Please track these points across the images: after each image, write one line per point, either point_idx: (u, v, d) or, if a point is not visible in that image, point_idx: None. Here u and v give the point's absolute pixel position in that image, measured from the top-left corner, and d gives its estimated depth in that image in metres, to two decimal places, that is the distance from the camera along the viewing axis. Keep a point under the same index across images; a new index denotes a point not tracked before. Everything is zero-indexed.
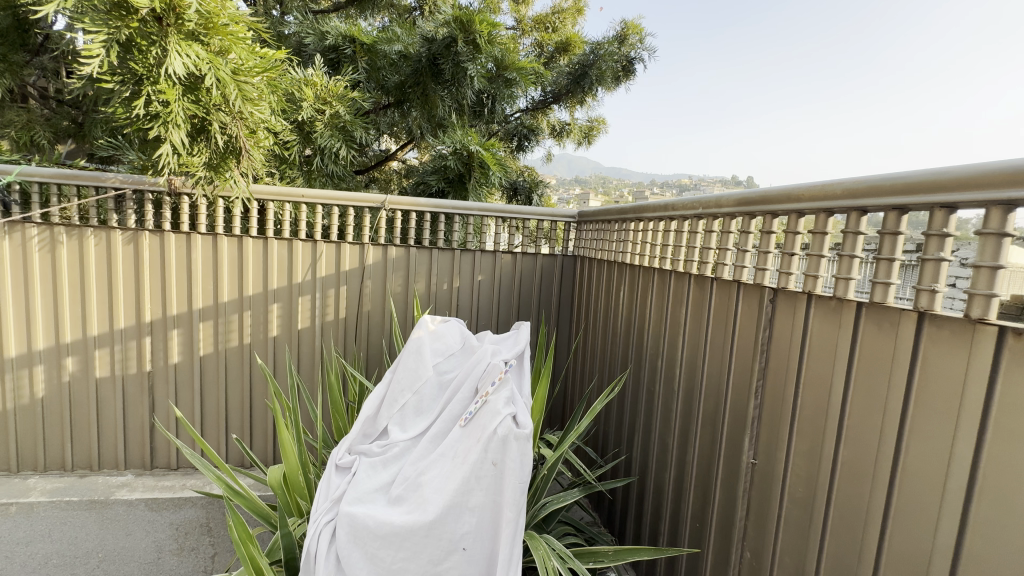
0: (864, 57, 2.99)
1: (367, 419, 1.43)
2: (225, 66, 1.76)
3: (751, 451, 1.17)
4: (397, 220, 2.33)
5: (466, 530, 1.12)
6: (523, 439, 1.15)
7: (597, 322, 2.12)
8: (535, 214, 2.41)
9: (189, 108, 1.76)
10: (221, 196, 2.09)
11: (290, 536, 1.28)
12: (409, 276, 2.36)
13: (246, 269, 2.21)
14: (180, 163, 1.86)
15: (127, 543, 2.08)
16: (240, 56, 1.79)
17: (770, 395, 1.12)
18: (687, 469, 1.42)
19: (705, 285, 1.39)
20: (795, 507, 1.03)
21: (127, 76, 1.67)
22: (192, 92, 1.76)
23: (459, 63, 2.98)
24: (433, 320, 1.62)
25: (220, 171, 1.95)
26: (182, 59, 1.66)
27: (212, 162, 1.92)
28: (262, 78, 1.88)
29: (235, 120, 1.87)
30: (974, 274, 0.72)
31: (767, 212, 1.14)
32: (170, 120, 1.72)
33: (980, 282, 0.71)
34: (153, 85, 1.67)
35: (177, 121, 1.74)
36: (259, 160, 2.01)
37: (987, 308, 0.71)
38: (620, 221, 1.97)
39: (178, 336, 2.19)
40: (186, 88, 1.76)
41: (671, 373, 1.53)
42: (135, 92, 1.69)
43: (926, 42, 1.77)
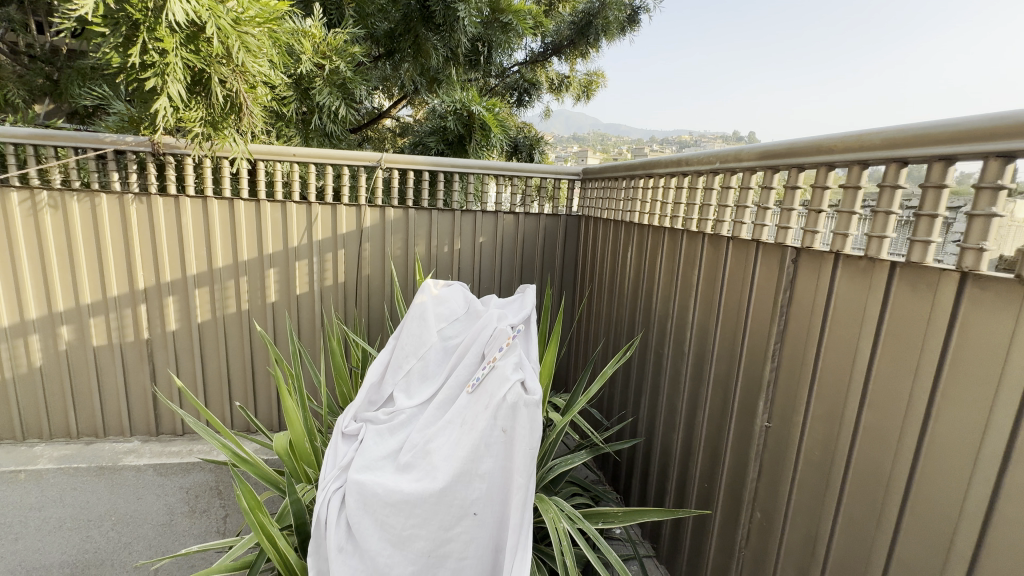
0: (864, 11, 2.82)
1: (371, 386, 1.40)
2: (225, 14, 1.61)
3: (765, 414, 1.15)
4: (394, 179, 2.24)
5: (477, 496, 1.10)
6: (533, 406, 1.12)
7: (603, 284, 2.07)
8: (537, 170, 2.31)
9: (187, 58, 1.63)
10: (218, 156, 2.00)
11: (299, 502, 1.27)
12: (410, 239, 2.29)
13: (240, 233, 2.13)
14: (177, 118, 1.75)
15: (139, 506, 2.12)
16: (240, 3, 1.63)
17: (788, 358, 1.09)
18: (697, 431, 1.41)
19: (719, 246, 1.33)
20: (808, 469, 1.02)
21: (121, 20, 1.52)
22: (192, 42, 1.62)
23: (451, 5, 2.74)
24: (436, 284, 1.55)
25: (219, 128, 1.83)
26: (182, 5, 1.51)
27: (211, 118, 1.80)
28: (264, 29, 1.73)
29: (235, 73, 1.74)
30: None
31: (793, 166, 1.06)
32: (168, 72, 1.60)
33: None
34: (150, 31, 1.54)
35: (176, 72, 1.62)
36: (260, 118, 1.90)
37: None
38: (628, 179, 1.87)
39: (174, 303, 2.14)
40: (187, 37, 1.62)
41: (680, 336, 1.50)
42: (128, 38, 1.55)
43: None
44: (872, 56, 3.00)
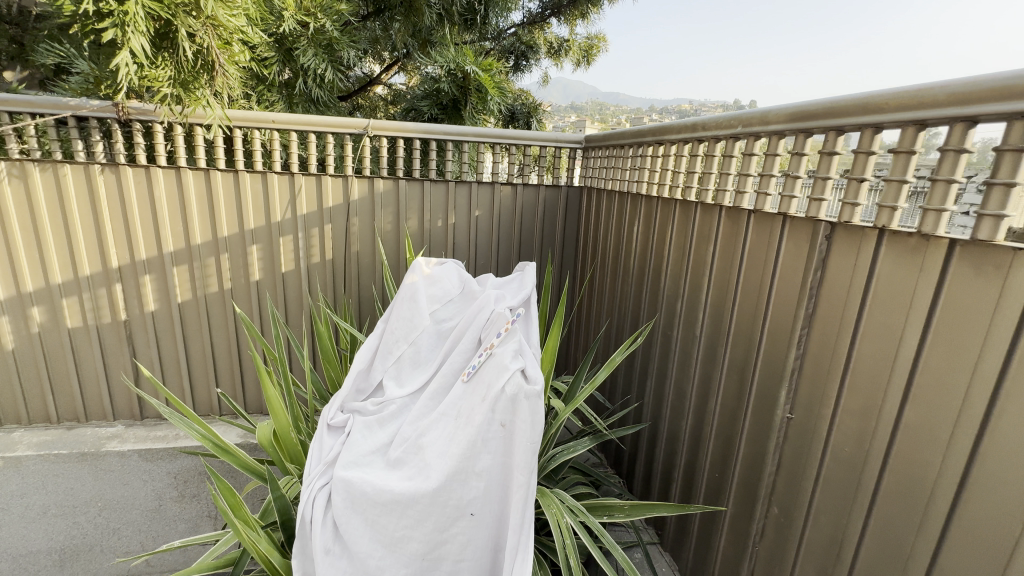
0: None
1: (359, 374, 1.30)
2: None
3: (788, 405, 1.05)
4: (383, 148, 2.08)
5: (474, 495, 1.02)
6: (534, 398, 1.02)
7: (607, 260, 1.95)
8: (537, 137, 2.15)
9: (150, 7, 1.41)
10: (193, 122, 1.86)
11: (283, 497, 1.19)
12: (401, 213, 2.15)
13: (218, 207, 1.98)
14: (141, 77, 1.56)
15: (126, 491, 2.05)
16: None
17: (816, 346, 0.98)
18: (708, 419, 1.33)
19: (738, 220, 1.21)
20: (836, 466, 0.94)
21: None
22: None
23: None
24: (428, 262, 1.43)
25: (190, 89, 1.65)
26: None
27: (180, 78, 1.61)
28: None
29: (206, 26, 1.54)
30: None
31: (833, 128, 0.93)
32: (128, 23, 1.39)
33: None
34: None
35: (137, 23, 1.40)
36: (236, 79, 1.72)
37: None
38: (636, 146, 1.72)
39: (151, 282, 2.02)
40: None
41: (692, 318, 1.40)
42: None
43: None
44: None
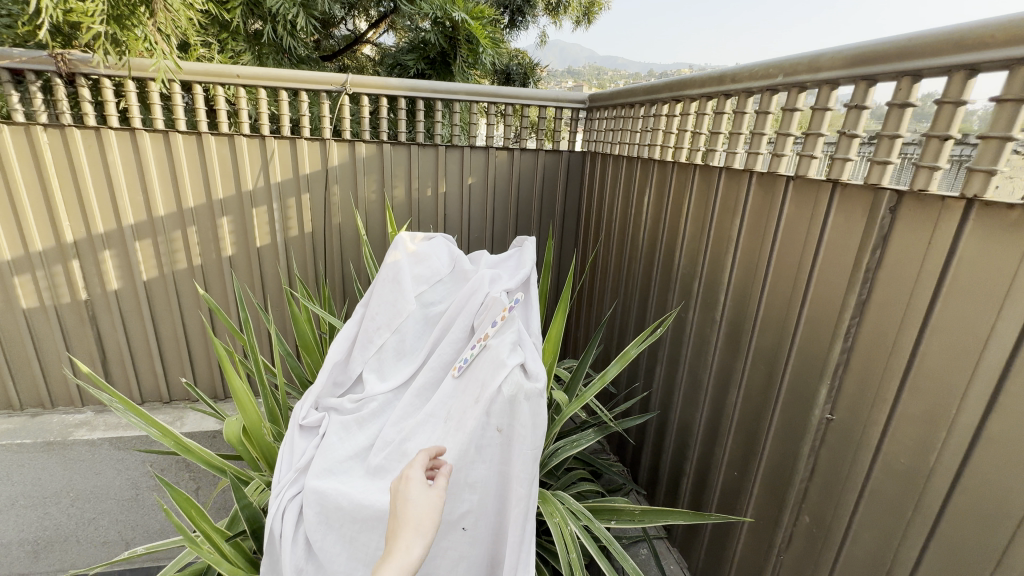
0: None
1: (336, 366, 1.14)
2: None
3: (828, 405, 0.91)
4: (364, 108, 1.87)
5: (466, 509, 0.88)
6: (535, 398, 0.87)
7: (612, 232, 1.77)
8: (536, 96, 1.94)
9: None
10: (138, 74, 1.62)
11: (253, 505, 1.05)
12: (386, 180, 1.96)
13: (180, 174, 1.78)
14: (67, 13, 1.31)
15: (100, 481, 1.93)
16: None
17: (869, 340, 0.83)
18: (728, 412, 1.20)
19: (772, 189, 1.03)
20: (888, 478, 0.81)
21: None
22: None
23: None
24: (413, 238, 1.25)
25: (129, 28, 1.41)
26: None
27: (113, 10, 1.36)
28: None
29: None
30: None
31: (909, 72, 0.74)
32: None
33: None
34: None
35: None
36: (182, 15, 1.48)
37: None
38: (648, 105, 1.52)
39: (112, 258, 1.84)
40: None
41: (711, 301, 1.24)
42: None
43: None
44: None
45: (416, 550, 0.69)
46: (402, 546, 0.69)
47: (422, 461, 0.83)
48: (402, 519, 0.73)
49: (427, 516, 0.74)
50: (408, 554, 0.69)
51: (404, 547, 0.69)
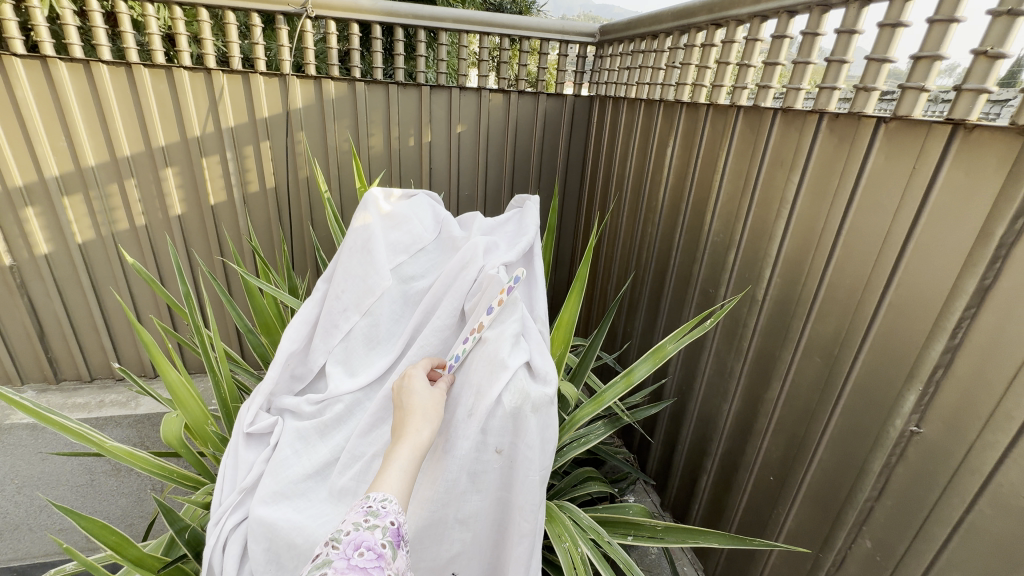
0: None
1: (293, 356, 0.91)
2: None
3: (915, 415, 0.72)
4: (330, 37, 1.55)
5: (455, 550, 0.68)
6: (546, 409, 0.67)
7: (625, 191, 1.53)
8: (535, 26, 1.63)
9: None
10: None
11: (191, 526, 0.87)
12: (361, 127, 1.67)
13: (110, 115, 1.48)
14: None
15: (48, 466, 1.73)
16: None
17: (988, 340, 0.63)
18: (767, 409, 1.01)
19: (854, 136, 0.79)
20: (1001, 516, 0.63)
21: None
22: None
23: None
24: (389, 196, 1.00)
25: None
26: None
27: None
28: None
29: None
30: None
31: None
32: None
33: None
34: None
35: None
36: None
37: None
38: (677, 34, 1.23)
39: (38, 217, 1.56)
40: None
41: (751, 277, 1.03)
42: None
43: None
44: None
45: (426, 433, 0.62)
46: (411, 430, 0.62)
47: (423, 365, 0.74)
48: (407, 410, 0.65)
49: (436, 404, 0.66)
50: (419, 436, 0.61)
51: (412, 430, 0.62)
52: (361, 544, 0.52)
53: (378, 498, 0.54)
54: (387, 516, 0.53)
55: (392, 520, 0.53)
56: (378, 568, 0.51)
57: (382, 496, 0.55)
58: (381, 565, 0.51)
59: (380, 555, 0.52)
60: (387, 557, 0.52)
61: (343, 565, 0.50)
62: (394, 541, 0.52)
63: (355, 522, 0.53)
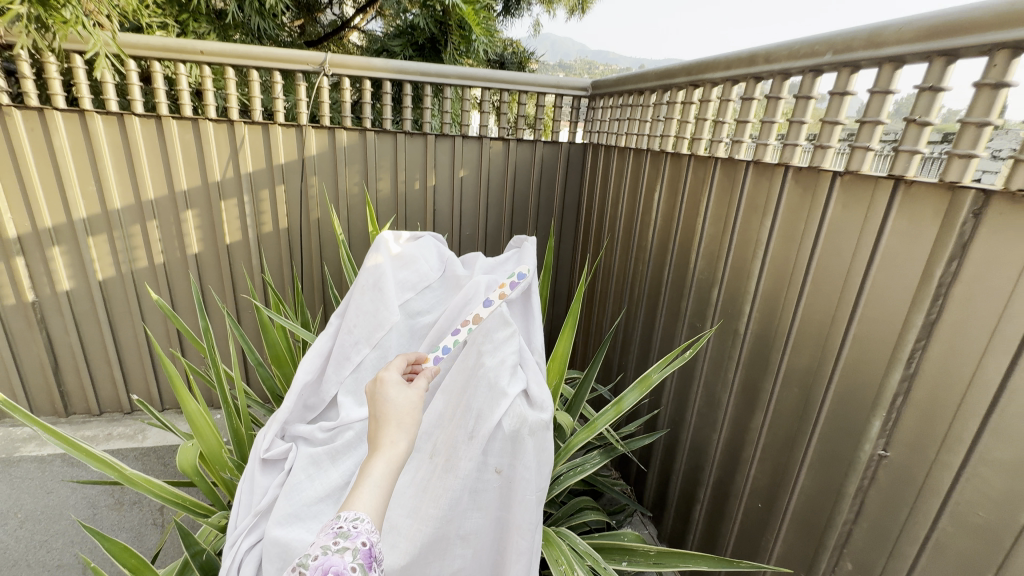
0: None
1: (306, 387, 0.97)
2: None
3: (881, 440, 0.78)
4: (345, 92, 1.69)
5: (459, 567, 0.74)
6: (541, 432, 0.73)
7: (617, 231, 1.62)
8: (533, 82, 1.77)
9: None
10: (68, 49, 1.41)
11: (206, 551, 0.91)
12: (369, 172, 1.79)
13: (138, 162, 1.60)
14: None
15: (52, 500, 1.75)
16: None
17: (937, 368, 0.70)
18: (753, 438, 1.06)
19: (815, 187, 0.89)
20: (962, 533, 0.68)
21: None
22: None
23: None
24: (398, 238, 1.08)
25: (54, 6, 1.19)
26: None
27: None
28: None
29: None
30: None
31: (1009, 43, 0.59)
32: None
33: None
34: None
35: None
36: None
37: None
38: (660, 92, 1.36)
39: (63, 255, 1.65)
40: None
41: (733, 311, 1.11)
42: None
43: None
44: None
45: (403, 443, 0.61)
46: (387, 441, 0.60)
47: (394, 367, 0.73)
48: (381, 419, 0.64)
49: (410, 409, 0.65)
50: (395, 447, 0.60)
51: (388, 441, 0.60)
52: (329, 570, 0.51)
53: (349, 518, 0.53)
54: (357, 538, 0.52)
55: (363, 541, 0.52)
56: None
57: (354, 516, 0.53)
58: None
59: None
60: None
61: None
62: (365, 563, 0.51)
63: (325, 545, 0.52)
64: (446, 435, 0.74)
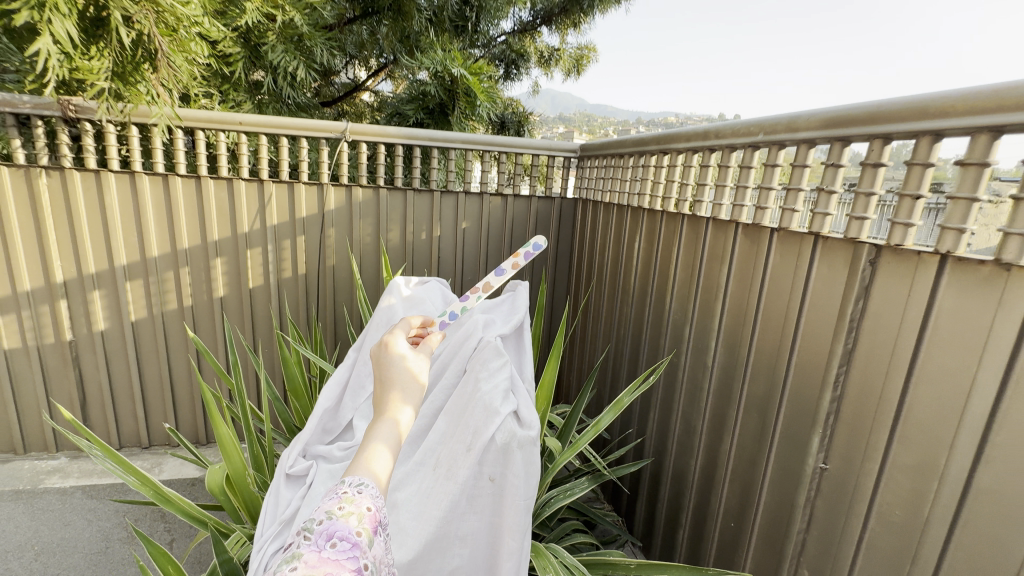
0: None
1: (326, 413, 1.10)
2: None
3: (821, 454, 0.91)
4: (362, 154, 1.92)
5: (456, 565, 0.86)
6: (529, 446, 0.86)
7: (604, 277, 1.80)
8: (528, 145, 2.01)
9: None
10: (132, 120, 1.65)
11: (233, 560, 1.01)
12: (381, 224, 1.99)
13: (177, 215, 1.80)
14: (72, 68, 1.33)
15: (67, 533, 1.81)
16: None
17: (855, 390, 0.85)
18: (723, 460, 1.18)
19: (759, 241, 1.07)
20: (885, 531, 0.80)
21: None
22: None
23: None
24: (408, 283, 1.24)
25: (131, 83, 1.42)
26: None
27: (118, 68, 1.38)
28: None
29: (144, 9, 1.30)
30: None
31: (880, 135, 0.79)
32: None
33: None
34: None
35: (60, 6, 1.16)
36: (185, 71, 1.47)
37: None
38: (638, 156, 1.58)
39: (101, 298, 1.82)
40: None
41: (702, 346, 1.26)
42: None
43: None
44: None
45: (407, 409, 0.72)
46: (394, 407, 0.72)
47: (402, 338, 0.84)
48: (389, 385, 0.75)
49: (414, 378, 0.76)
50: (401, 412, 0.72)
51: (395, 406, 0.72)
52: (335, 533, 0.55)
53: (354, 485, 0.59)
54: (363, 504, 0.58)
55: (367, 506, 0.58)
56: (354, 553, 0.54)
57: (358, 484, 0.59)
58: (356, 552, 0.55)
59: (354, 544, 0.55)
60: (362, 544, 0.56)
61: (316, 555, 0.53)
62: (369, 527, 0.57)
63: (329, 512, 0.57)
64: (448, 448, 0.87)
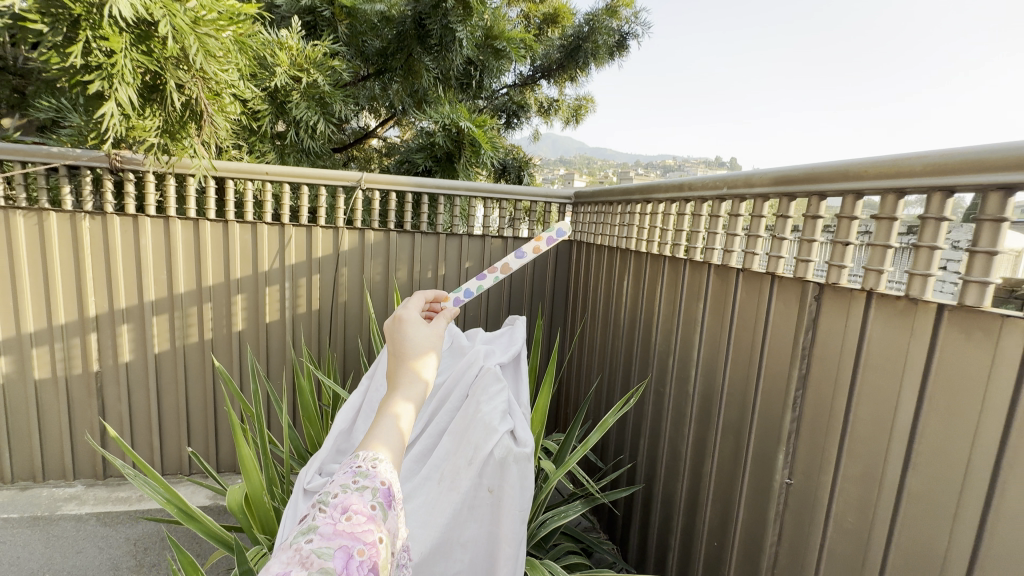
0: (793, 62, 3.00)
1: (340, 434, 1.18)
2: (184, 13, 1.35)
3: (785, 470, 1.02)
4: (375, 200, 2.10)
5: (457, 569, 0.96)
6: (524, 461, 0.96)
7: (597, 313, 1.93)
8: (526, 192, 2.20)
9: (139, 60, 1.37)
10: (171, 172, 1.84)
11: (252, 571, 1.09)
12: (390, 263, 2.15)
13: (204, 255, 1.96)
14: (128, 127, 1.52)
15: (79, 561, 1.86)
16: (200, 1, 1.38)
17: (811, 409, 0.96)
18: (705, 482, 1.28)
19: (728, 280, 1.21)
20: (841, 537, 0.89)
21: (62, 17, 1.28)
22: (143, 41, 1.36)
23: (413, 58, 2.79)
24: None
25: (178, 138, 1.61)
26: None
27: (168, 127, 1.58)
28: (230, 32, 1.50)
29: (195, 78, 1.50)
30: (970, 259, 0.70)
31: (816, 192, 0.95)
32: (116, 75, 1.34)
33: (976, 269, 0.70)
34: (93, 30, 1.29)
35: (125, 76, 1.36)
36: (225, 129, 1.68)
37: (982, 296, 0.70)
38: (625, 204, 1.75)
39: (128, 331, 1.96)
40: (136, 36, 1.36)
41: (684, 375, 1.37)
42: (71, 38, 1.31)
43: (868, 44, 1.65)
44: (839, 90, 3.07)
45: (419, 383, 0.74)
46: (406, 380, 0.73)
47: (419, 303, 0.84)
48: (402, 355, 0.75)
49: (428, 348, 0.77)
50: (413, 387, 0.73)
51: (408, 380, 0.73)
52: (350, 506, 0.59)
53: (369, 460, 0.63)
54: (376, 479, 0.61)
55: (381, 481, 0.62)
56: (369, 525, 0.58)
57: (372, 459, 0.63)
58: (371, 524, 0.59)
59: (369, 516, 0.59)
60: (376, 517, 0.59)
61: (331, 527, 0.56)
62: (382, 500, 0.60)
63: (344, 486, 0.60)
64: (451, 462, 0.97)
